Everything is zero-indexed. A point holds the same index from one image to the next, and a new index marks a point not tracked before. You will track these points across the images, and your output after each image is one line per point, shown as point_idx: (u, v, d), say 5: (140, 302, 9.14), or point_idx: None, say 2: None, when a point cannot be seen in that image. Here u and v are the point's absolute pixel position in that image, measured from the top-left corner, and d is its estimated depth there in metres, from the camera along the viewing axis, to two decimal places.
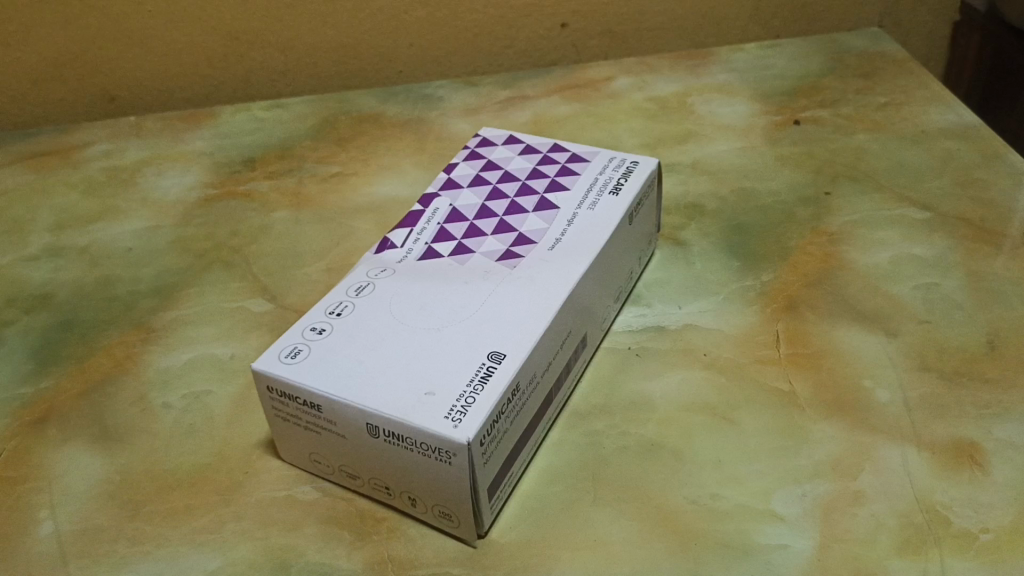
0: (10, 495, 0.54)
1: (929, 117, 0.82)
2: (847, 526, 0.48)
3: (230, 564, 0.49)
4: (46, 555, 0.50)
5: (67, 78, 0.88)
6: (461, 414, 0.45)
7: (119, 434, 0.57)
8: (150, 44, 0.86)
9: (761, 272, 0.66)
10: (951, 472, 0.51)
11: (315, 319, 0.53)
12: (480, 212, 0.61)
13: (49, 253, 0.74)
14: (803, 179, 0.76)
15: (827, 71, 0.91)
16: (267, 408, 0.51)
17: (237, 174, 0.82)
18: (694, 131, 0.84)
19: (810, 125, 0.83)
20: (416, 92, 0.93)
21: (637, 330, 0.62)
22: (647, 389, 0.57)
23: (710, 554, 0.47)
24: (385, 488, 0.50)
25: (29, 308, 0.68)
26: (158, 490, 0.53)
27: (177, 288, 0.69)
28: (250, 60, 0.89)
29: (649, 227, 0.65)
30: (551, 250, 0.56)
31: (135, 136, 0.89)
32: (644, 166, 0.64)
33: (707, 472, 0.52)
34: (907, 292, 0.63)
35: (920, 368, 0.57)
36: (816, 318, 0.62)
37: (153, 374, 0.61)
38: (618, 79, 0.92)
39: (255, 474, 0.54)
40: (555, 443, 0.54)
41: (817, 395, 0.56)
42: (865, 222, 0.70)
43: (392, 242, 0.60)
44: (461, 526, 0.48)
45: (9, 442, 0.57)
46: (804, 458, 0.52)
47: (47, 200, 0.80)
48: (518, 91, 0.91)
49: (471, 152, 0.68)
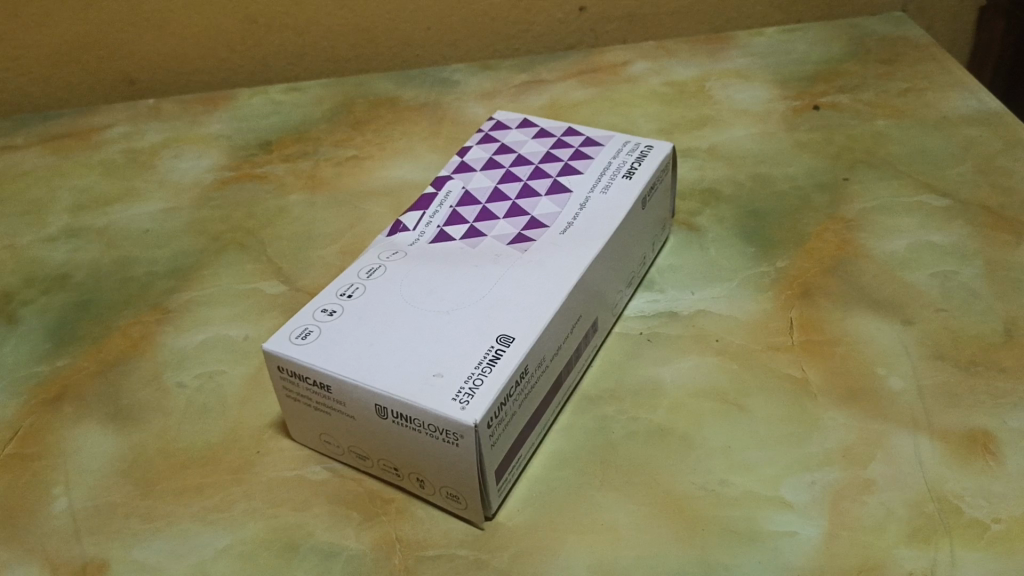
0: (25, 471, 0.54)
1: (951, 103, 0.81)
2: (856, 514, 0.48)
3: (239, 542, 0.49)
4: (59, 531, 0.51)
5: (88, 61, 0.88)
6: (469, 396, 0.45)
7: (133, 413, 0.58)
8: (170, 28, 0.87)
9: (776, 258, 0.66)
10: (964, 461, 0.50)
11: (326, 300, 0.53)
12: (493, 196, 0.61)
13: (67, 234, 0.75)
14: (820, 165, 0.75)
15: (848, 56, 0.90)
16: (278, 388, 0.51)
17: (254, 157, 0.82)
18: (711, 116, 0.83)
19: (830, 111, 0.82)
20: (432, 76, 0.93)
21: (649, 315, 0.62)
22: (659, 375, 0.57)
23: (717, 540, 0.47)
24: (394, 470, 0.50)
25: (47, 288, 0.69)
26: (171, 468, 0.54)
27: (193, 269, 0.70)
28: (268, 43, 0.89)
29: (663, 212, 0.65)
30: (563, 234, 0.56)
31: (153, 119, 0.89)
32: (658, 150, 0.63)
33: (716, 458, 0.52)
34: (924, 280, 0.63)
35: (935, 357, 0.57)
36: (830, 305, 0.61)
37: (168, 354, 0.62)
38: (636, 64, 0.92)
39: (265, 454, 0.54)
40: (564, 427, 0.54)
41: (829, 382, 0.56)
42: (882, 209, 0.69)
43: (404, 224, 0.60)
44: (469, 508, 0.48)
45: (25, 419, 0.58)
46: (815, 446, 0.52)
47: (66, 182, 0.81)
48: (535, 76, 0.91)
49: (484, 136, 0.68)
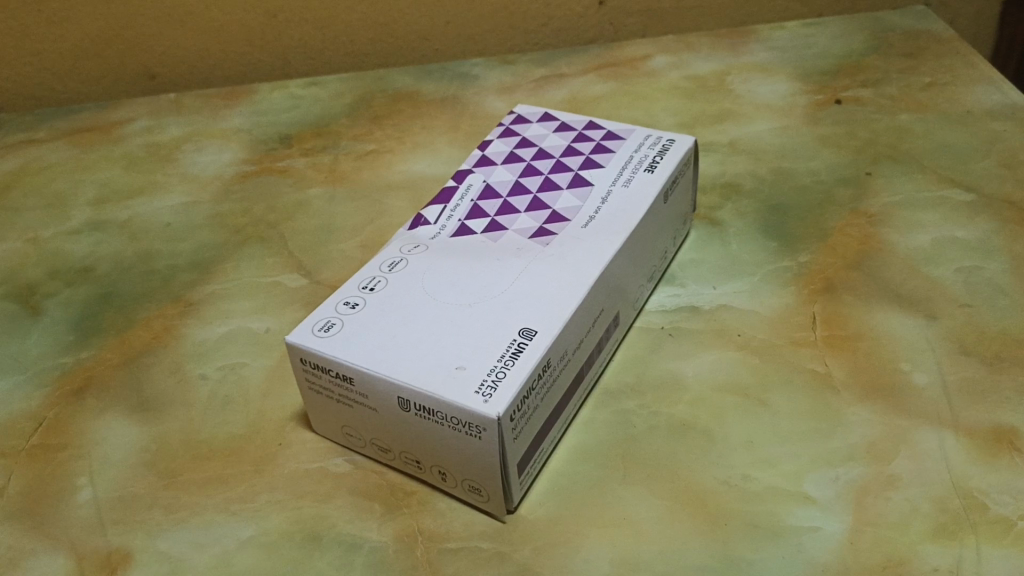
0: (50, 461, 0.55)
1: (975, 97, 0.80)
2: (880, 510, 0.48)
3: (262, 533, 0.49)
4: (84, 520, 0.51)
5: (109, 56, 0.89)
6: (491, 389, 0.45)
7: (156, 405, 0.58)
8: (190, 22, 0.87)
9: (798, 253, 0.65)
10: (990, 458, 0.50)
11: (348, 293, 0.53)
12: (514, 189, 0.61)
13: (90, 227, 0.75)
14: (843, 159, 0.74)
15: (870, 50, 0.89)
16: (301, 380, 0.51)
17: (274, 151, 0.83)
18: (732, 110, 0.83)
19: (852, 105, 0.81)
20: (452, 71, 0.93)
21: (670, 310, 0.62)
22: (680, 369, 0.57)
23: (740, 534, 0.47)
24: (416, 463, 0.50)
25: (70, 281, 0.69)
26: (194, 460, 0.54)
27: (215, 262, 0.70)
28: (288, 38, 0.90)
29: (684, 206, 0.65)
30: (585, 227, 0.56)
31: (174, 113, 0.90)
32: (680, 144, 0.63)
33: (738, 453, 0.51)
34: (948, 275, 0.62)
35: (959, 352, 0.56)
36: (853, 300, 0.61)
37: (190, 347, 0.62)
38: (656, 58, 0.91)
39: (288, 446, 0.54)
40: (585, 421, 0.54)
41: (853, 377, 0.55)
42: (906, 204, 0.69)
43: (425, 218, 0.60)
44: (491, 501, 0.48)
45: (50, 410, 0.58)
46: (838, 441, 0.51)
47: (89, 175, 0.81)
48: (554, 70, 0.91)
49: (505, 130, 0.68)
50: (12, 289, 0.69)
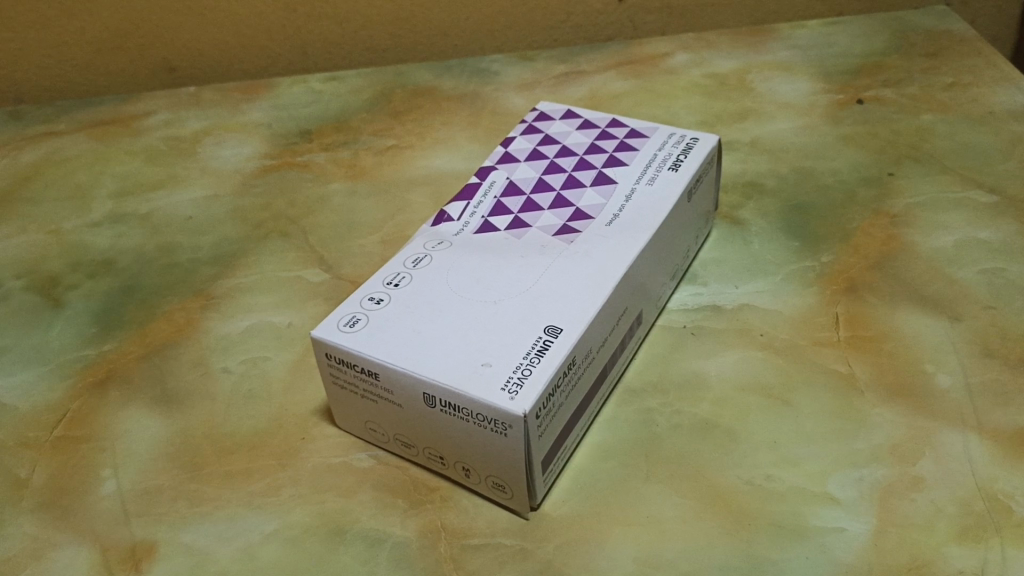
0: (74, 453, 0.55)
1: (997, 98, 0.80)
2: (905, 511, 0.48)
3: (287, 527, 0.50)
4: (108, 512, 0.51)
5: (129, 49, 0.89)
6: (517, 386, 0.45)
7: (180, 397, 0.58)
8: (210, 16, 0.87)
9: (820, 253, 0.65)
10: (1015, 461, 0.50)
11: (373, 289, 0.53)
12: (537, 187, 0.61)
13: (112, 219, 0.76)
14: (865, 160, 0.74)
15: (892, 49, 0.89)
16: (325, 375, 0.51)
17: (295, 145, 0.83)
18: (753, 108, 0.82)
19: (874, 105, 0.81)
20: (471, 67, 0.93)
21: (693, 309, 0.62)
22: (703, 369, 0.57)
23: (764, 534, 0.47)
24: (439, 459, 0.51)
25: (92, 273, 0.69)
26: (218, 452, 0.54)
27: (236, 257, 0.70)
28: (308, 33, 0.90)
29: (707, 204, 0.65)
30: (609, 225, 0.56)
31: (194, 106, 0.90)
32: (704, 142, 0.63)
33: (762, 453, 0.51)
34: (971, 277, 0.62)
35: (983, 354, 0.56)
36: (876, 301, 0.61)
37: (213, 340, 0.62)
38: (676, 56, 0.91)
39: (311, 441, 0.55)
40: (608, 419, 0.54)
41: (876, 378, 0.55)
42: (929, 205, 0.69)
43: (448, 214, 0.60)
44: (514, 498, 0.48)
45: (73, 402, 0.59)
46: (862, 442, 0.51)
47: (109, 168, 0.82)
48: (574, 66, 0.91)
49: (528, 126, 0.68)
50: (34, 281, 0.69)
